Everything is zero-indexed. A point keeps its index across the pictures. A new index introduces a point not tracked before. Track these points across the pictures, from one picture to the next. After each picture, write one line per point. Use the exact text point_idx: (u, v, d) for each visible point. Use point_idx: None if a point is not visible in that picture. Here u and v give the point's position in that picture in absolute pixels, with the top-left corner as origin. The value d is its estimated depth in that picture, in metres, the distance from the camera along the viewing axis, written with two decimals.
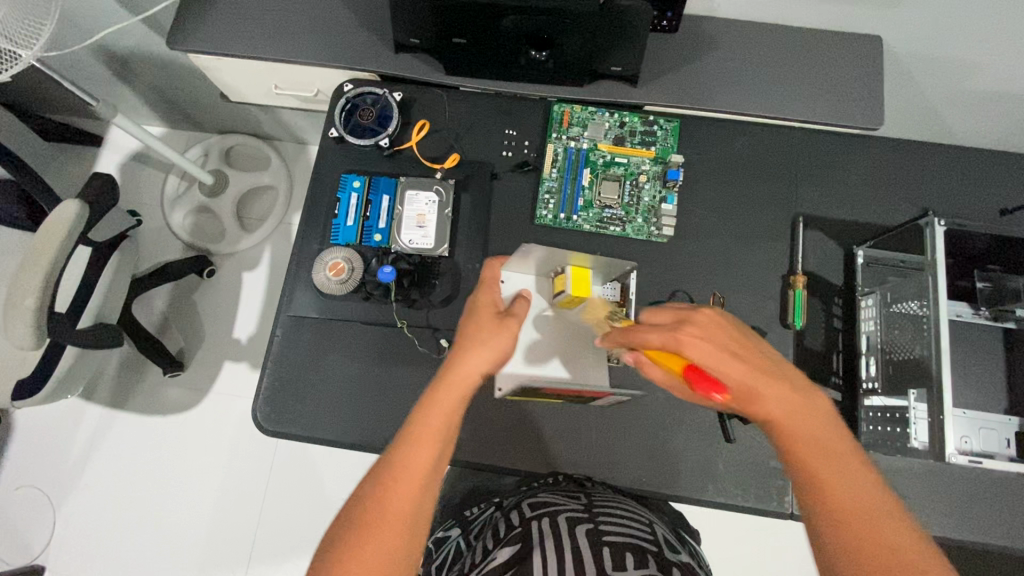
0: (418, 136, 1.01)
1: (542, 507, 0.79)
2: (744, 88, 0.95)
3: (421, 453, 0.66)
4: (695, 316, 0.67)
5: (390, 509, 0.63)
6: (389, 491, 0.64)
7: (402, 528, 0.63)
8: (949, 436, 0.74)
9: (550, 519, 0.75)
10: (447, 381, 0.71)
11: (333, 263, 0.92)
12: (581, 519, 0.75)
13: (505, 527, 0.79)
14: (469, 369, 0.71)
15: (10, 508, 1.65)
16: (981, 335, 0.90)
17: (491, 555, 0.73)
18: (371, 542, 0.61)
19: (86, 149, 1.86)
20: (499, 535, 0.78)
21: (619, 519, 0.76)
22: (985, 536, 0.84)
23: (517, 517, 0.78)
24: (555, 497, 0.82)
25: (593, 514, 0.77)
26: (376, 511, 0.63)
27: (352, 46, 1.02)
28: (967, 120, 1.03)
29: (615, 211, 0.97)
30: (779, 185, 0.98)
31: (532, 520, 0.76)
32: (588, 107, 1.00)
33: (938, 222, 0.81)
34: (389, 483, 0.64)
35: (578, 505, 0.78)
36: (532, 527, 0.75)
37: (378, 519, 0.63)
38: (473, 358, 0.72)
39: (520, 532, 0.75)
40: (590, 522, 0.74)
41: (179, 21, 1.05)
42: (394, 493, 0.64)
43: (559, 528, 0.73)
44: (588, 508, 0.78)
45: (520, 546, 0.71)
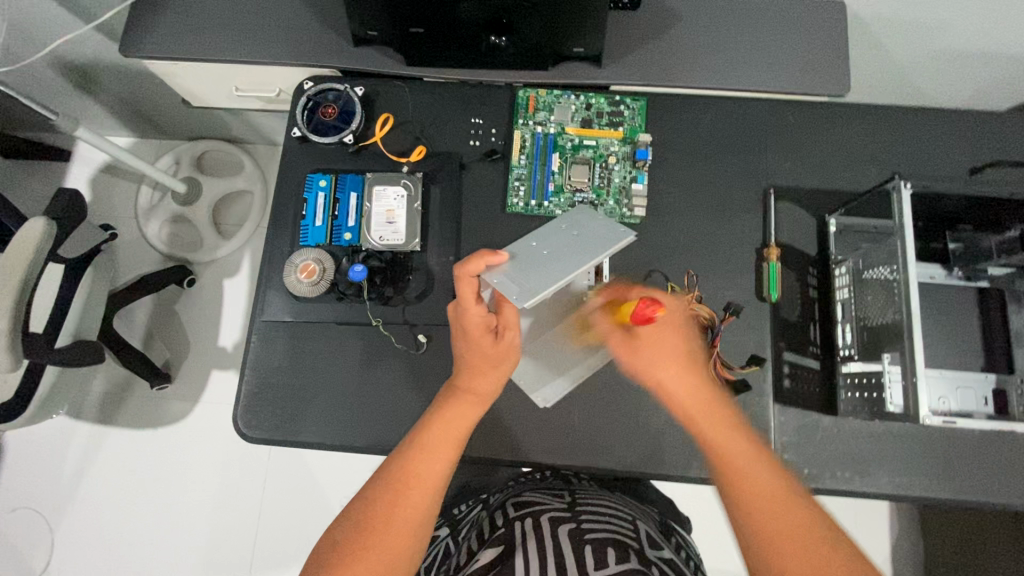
0: (382, 131, 1.00)
1: (526, 506, 0.80)
2: (710, 61, 0.94)
3: (437, 460, 0.68)
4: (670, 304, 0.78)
5: (401, 512, 0.64)
6: (403, 496, 0.65)
7: (412, 531, 0.64)
8: (922, 398, 0.74)
9: (532, 520, 0.76)
10: (460, 397, 0.74)
11: (304, 265, 0.91)
12: (563, 518, 0.76)
13: (490, 527, 0.80)
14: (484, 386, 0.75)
15: (7, 531, 1.65)
16: (955, 295, 0.91)
17: (474, 557, 0.73)
18: (380, 545, 0.62)
19: (54, 165, 1.83)
20: (484, 535, 0.79)
21: (601, 515, 0.77)
22: (969, 494, 0.84)
23: (503, 517, 0.80)
24: (539, 497, 0.83)
25: (574, 512, 0.78)
26: (388, 513, 0.64)
27: (310, 42, 1.00)
28: (935, 78, 1.02)
29: (586, 195, 0.96)
30: (751, 158, 0.97)
31: (515, 520, 0.77)
32: (553, 90, 0.99)
33: (906, 185, 0.80)
34: (401, 489, 0.65)
35: (561, 504, 0.81)
36: (515, 528, 0.75)
37: (391, 523, 0.63)
38: (486, 376, 0.75)
39: (504, 532, 0.76)
40: (573, 519, 0.75)
41: (131, 28, 1.03)
42: (409, 497, 0.65)
43: (541, 528, 0.74)
44: (570, 507, 0.79)
45: (502, 549, 0.72)
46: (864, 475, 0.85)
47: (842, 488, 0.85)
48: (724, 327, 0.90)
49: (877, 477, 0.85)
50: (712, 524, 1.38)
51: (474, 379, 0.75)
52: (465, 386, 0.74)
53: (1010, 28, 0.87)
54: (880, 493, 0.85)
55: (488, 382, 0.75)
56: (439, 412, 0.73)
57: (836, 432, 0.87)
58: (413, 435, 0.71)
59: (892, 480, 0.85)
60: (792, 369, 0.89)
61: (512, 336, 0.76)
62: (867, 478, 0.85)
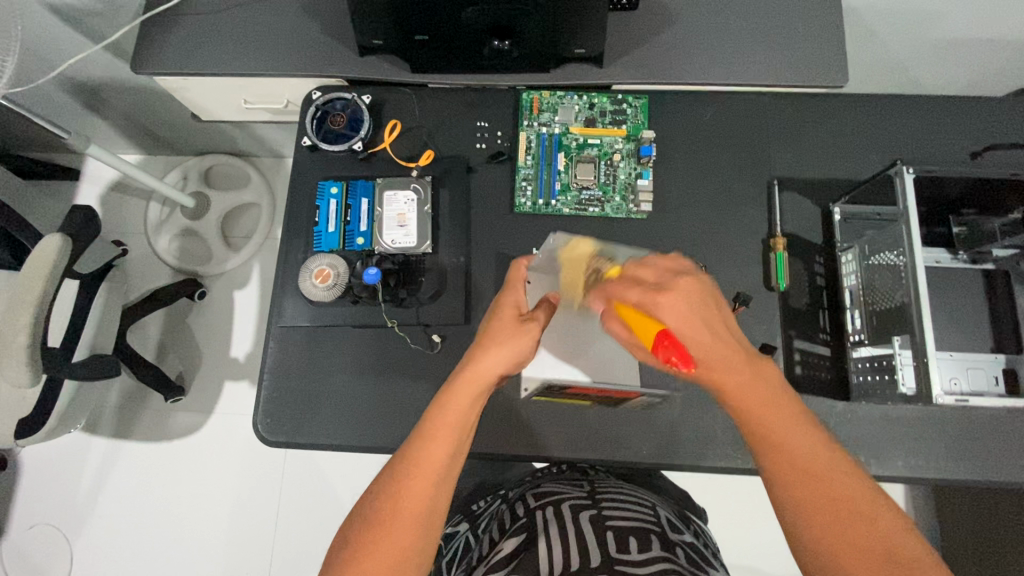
0: (391, 137, 1.02)
1: (546, 496, 0.82)
2: (709, 57, 0.96)
3: (435, 447, 0.68)
4: (674, 279, 0.68)
5: (403, 505, 0.65)
6: (404, 488, 0.66)
7: (417, 523, 0.65)
8: (933, 377, 0.73)
9: (553, 507, 0.77)
10: (462, 377, 0.72)
11: (319, 270, 0.92)
12: (583, 506, 0.77)
13: (510, 518, 0.82)
14: (486, 363, 0.73)
15: (27, 547, 1.66)
16: (962, 278, 0.92)
17: (499, 546, 0.74)
18: (388, 537, 0.64)
19: (64, 184, 1.86)
20: (505, 526, 0.80)
21: (621, 502, 0.79)
22: (984, 473, 0.85)
23: (523, 507, 0.81)
24: (558, 487, 0.85)
25: (595, 500, 0.79)
26: (392, 507, 0.65)
27: (318, 54, 1.03)
28: (930, 65, 1.04)
29: (593, 192, 0.98)
30: (753, 150, 0.99)
31: (536, 509, 0.78)
32: (556, 91, 1.01)
33: (907, 170, 0.80)
34: (401, 481, 0.66)
35: (581, 493, 0.82)
36: (536, 516, 0.76)
37: (395, 517, 0.64)
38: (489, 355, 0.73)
39: (525, 521, 0.77)
40: (593, 507, 0.77)
41: (141, 46, 1.06)
42: (407, 490, 0.66)
43: (562, 514, 0.75)
44: (590, 495, 0.81)
45: (524, 537, 0.73)
46: (880, 458, 0.86)
47: (858, 472, 0.86)
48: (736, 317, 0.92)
49: (892, 460, 0.86)
50: (729, 516, 1.38)
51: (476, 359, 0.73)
52: (468, 365, 0.73)
53: (1001, 13, 0.89)
54: (895, 476, 0.86)
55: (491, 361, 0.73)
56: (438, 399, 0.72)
57: (850, 416, 0.87)
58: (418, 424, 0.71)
59: (907, 462, 0.86)
60: (802, 356, 0.90)
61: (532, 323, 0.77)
62: (883, 460, 0.86)
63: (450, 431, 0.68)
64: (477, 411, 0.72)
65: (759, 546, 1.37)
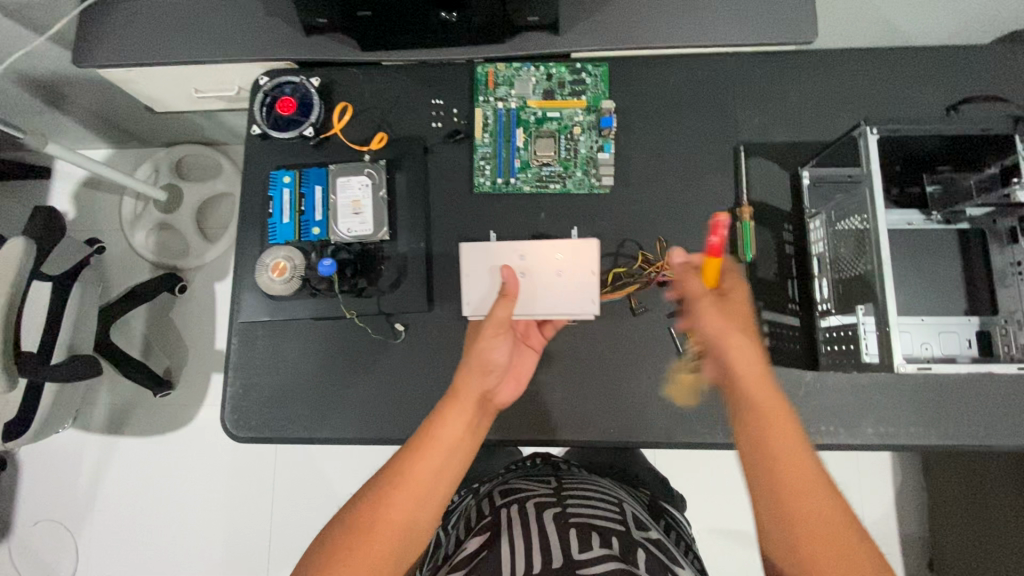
0: (341, 121, 0.98)
1: (512, 494, 0.82)
2: (670, 18, 0.91)
3: (424, 459, 0.69)
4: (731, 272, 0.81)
5: (385, 516, 0.65)
6: (388, 498, 0.66)
7: (398, 535, 0.65)
8: (895, 346, 0.71)
9: (518, 505, 0.78)
10: (453, 395, 0.74)
11: (274, 263, 0.88)
12: (548, 503, 0.77)
13: (477, 517, 0.82)
14: (469, 375, 0.75)
15: (33, 543, 1.70)
16: (935, 240, 0.89)
17: (462, 545, 0.74)
18: (364, 547, 0.64)
19: (35, 183, 1.83)
20: (472, 525, 0.80)
21: (587, 499, 0.79)
22: (956, 438, 0.84)
23: (490, 507, 0.81)
24: (526, 486, 0.85)
25: (560, 498, 0.79)
26: (373, 516, 0.66)
27: (263, 36, 0.99)
28: (907, 14, 0.99)
29: (553, 168, 0.95)
30: (719, 116, 0.94)
31: (502, 508, 0.78)
32: (512, 63, 0.97)
33: (871, 130, 0.77)
34: (387, 492, 0.67)
35: (547, 490, 0.82)
36: (501, 514, 0.77)
37: (377, 522, 0.65)
38: (475, 375, 0.75)
39: (490, 519, 0.77)
40: (557, 505, 0.77)
41: (81, 38, 1.02)
42: (392, 501, 0.66)
43: (526, 511, 0.76)
44: (556, 493, 0.81)
45: (489, 534, 0.73)
46: (850, 426, 0.85)
47: (827, 441, 0.85)
48: None
49: (862, 427, 0.85)
50: (715, 486, 1.39)
51: (463, 377, 0.75)
52: (459, 384, 0.75)
53: None
54: (865, 443, 0.85)
55: (473, 381, 0.75)
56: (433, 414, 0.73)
57: (819, 386, 0.86)
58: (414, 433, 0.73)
59: (877, 429, 0.85)
60: (771, 328, 0.88)
61: (537, 335, 0.89)
62: (853, 429, 0.85)
63: (435, 444, 0.70)
64: (469, 429, 0.73)
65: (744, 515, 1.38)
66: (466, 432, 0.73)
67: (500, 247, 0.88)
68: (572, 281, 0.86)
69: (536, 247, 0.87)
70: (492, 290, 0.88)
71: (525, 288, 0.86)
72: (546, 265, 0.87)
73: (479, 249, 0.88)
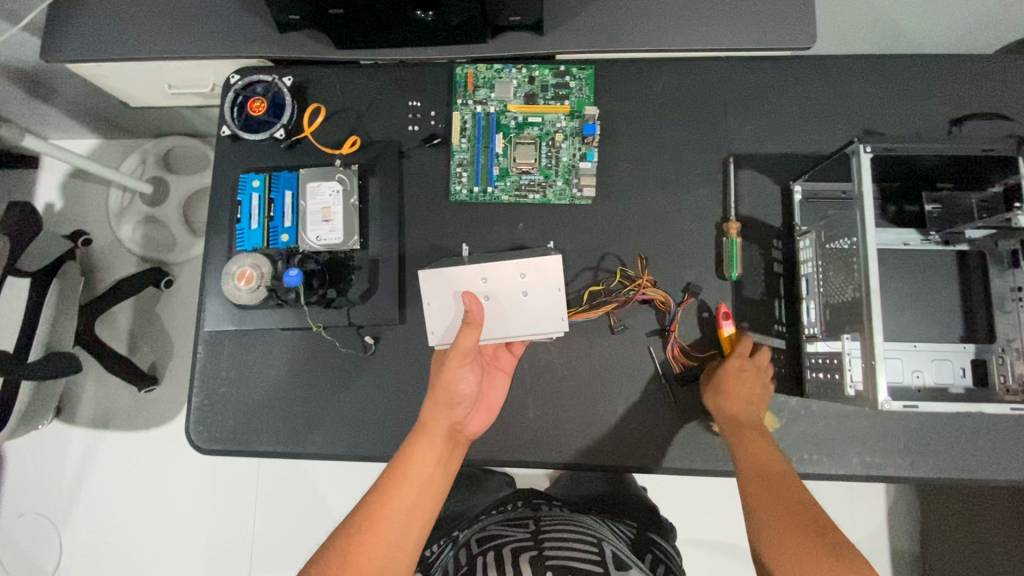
0: (315, 123, 0.95)
1: (489, 540, 0.79)
2: (658, 21, 0.87)
3: (392, 501, 0.68)
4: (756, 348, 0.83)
5: (352, 567, 0.63)
6: (355, 546, 0.64)
7: None
8: (880, 382, 0.66)
9: (494, 552, 0.75)
10: (420, 430, 0.73)
11: (240, 271, 0.84)
12: (526, 548, 0.75)
13: (454, 566, 0.79)
14: (435, 409, 0.74)
15: (18, 536, 1.70)
16: (933, 260, 0.84)
17: None
18: None
19: (23, 174, 1.81)
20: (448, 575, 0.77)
21: (565, 540, 0.76)
22: (946, 471, 0.80)
23: (467, 555, 0.78)
24: (503, 530, 0.82)
25: (538, 541, 0.77)
26: (340, 566, 0.63)
27: (235, 32, 0.95)
28: (912, 20, 0.93)
29: (533, 176, 0.90)
30: (708, 124, 0.90)
31: (478, 556, 0.76)
32: (493, 65, 0.93)
33: (864, 148, 0.72)
34: (354, 538, 0.65)
35: (525, 534, 0.79)
36: (478, 562, 0.74)
37: (344, 574, 0.62)
38: (441, 408, 0.74)
39: (466, 568, 0.74)
40: (534, 548, 0.74)
41: (48, 31, 0.98)
42: (361, 547, 0.64)
43: (503, 558, 0.73)
44: (533, 535, 0.78)
45: None
46: (835, 456, 0.81)
47: (811, 471, 0.81)
48: (685, 310, 0.86)
49: (848, 457, 0.81)
50: None
51: (429, 412, 0.74)
52: (426, 420, 0.73)
53: None
54: (851, 474, 0.81)
55: (441, 414, 0.74)
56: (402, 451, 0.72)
57: (804, 412, 0.82)
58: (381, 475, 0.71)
59: (864, 460, 0.81)
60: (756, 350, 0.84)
61: (507, 356, 0.86)
62: (837, 459, 0.81)
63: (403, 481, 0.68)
64: (438, 465, 0.72)
65: None
66: (434, 467, 0.71)
67: (457, 271, 0.83)
68: (540, 298, 0.82)
69: (497, 267, 0.82)
70: (455, 316, 0.83)
71: (489, 311, 0.82)
72: (508, 284, 0.82)
73: (437, 275, 0.83)
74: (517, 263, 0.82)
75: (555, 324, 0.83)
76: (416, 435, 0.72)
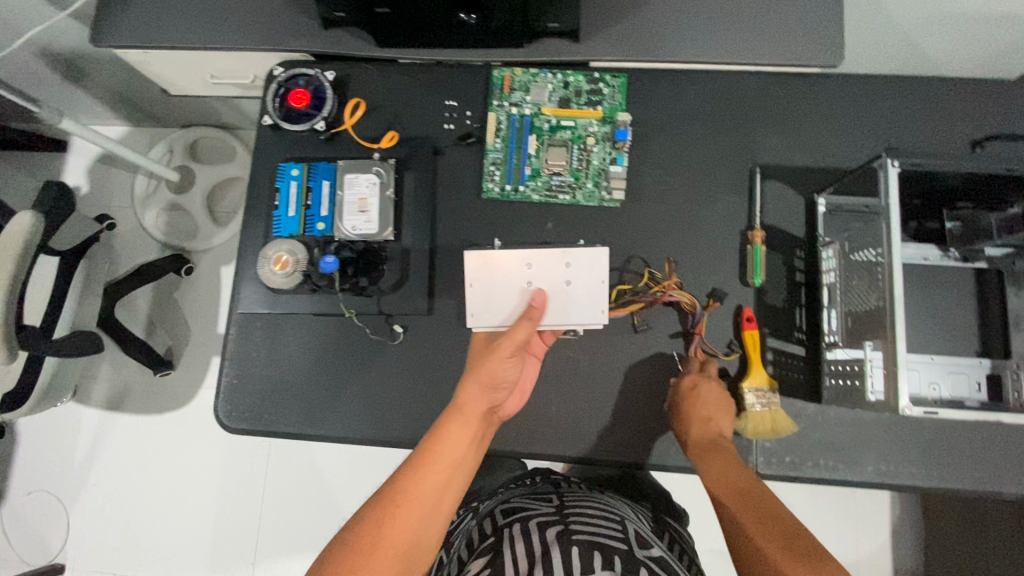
0: (354, 116, 0.97)
1: (515, 512, 0.83)
2: (692, 34, 0.90)
3: (426, 478, 0.70)
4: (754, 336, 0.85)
5: (388, 537, 0.66)
6: (391, 517, 0.67)
7: (401, 553, 0.66)
8: (903, 387, 0.68)
9: (521, 524, 0.78)
10: (453, 411, 0.75)
11: (277, 257, 0.87)
12: (551, 522, 0.78)
13: (480, 536, 0.83)
14: (473, 392, 0.75)
15: (26, 512, 1.71)
16: (951, 276, 0.86)
17: (467, 567, 0.75)
18: (368, 567, 0.64)
19: (52, 156, 1.85)
20: (474, 545, 0.81)
21: (589, 516, 0.79)
22: (958, 482, 0.81)
23: (493, 526, 0.82)
24: (527, 503, 0.86)
25: (563, 515, 0.80)
26: (375, 536, 0.66)
27: (282, 26, 0.98)
28: (937, 45, 0.96)
29: (564, 178, 0.93)
30: (736, 135, 0.92)
31: (504, 527, 0.79)
32: (529, 69, 0.96)
33: (891, 163, 0.74)
34: (389, 510, 0.68)
35: (549, 508, 0.83)
36: (503, 533, 0.78)
37: (379, 543, 0.66)
38: (480, 391, 0.75)
39: (492, 539, 0.78)
40: (560, 523, 0.77)
41: (100, 18, 1.01)
42: (396, 519, 0.67)
43: (529, 530, 0.76)
44: (558, 509, 0.82)
45: (491, 554, 0.74)
46: (851, 463, 0.83)
47: (825, 476, 0.83)
48: (708, 313, 0.88)
49: (863, 464, 0.83)
50: None
51: (467, 393, 0.75)
52: (461, 402, 0.75)
53: None
54: (865, 482, 0.83)
55: (478, 396, 0.75)
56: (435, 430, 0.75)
57: (821, 419, 0.84)
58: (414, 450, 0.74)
59: (879, 468, 0.83)
60: (775, 355, 0.86)
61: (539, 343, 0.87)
62: (852, 466, 0.83)
63: (438, 460, 0.71)
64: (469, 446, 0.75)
65: None
66: (469, 446, 0.74)
67: (503, 254, 0.85)
68: (583, 290, 0.84)
69: (542, 256, 0.84)
70: (496, 301, 0.85)
71: (528, 298, 0.84)
72: (552, 274, 0.84)
73: (482, 257, 0.85)
74: (564, 254, 0.84)
75: (595, 316, 0.85)
76: (451, 415, 0.75)
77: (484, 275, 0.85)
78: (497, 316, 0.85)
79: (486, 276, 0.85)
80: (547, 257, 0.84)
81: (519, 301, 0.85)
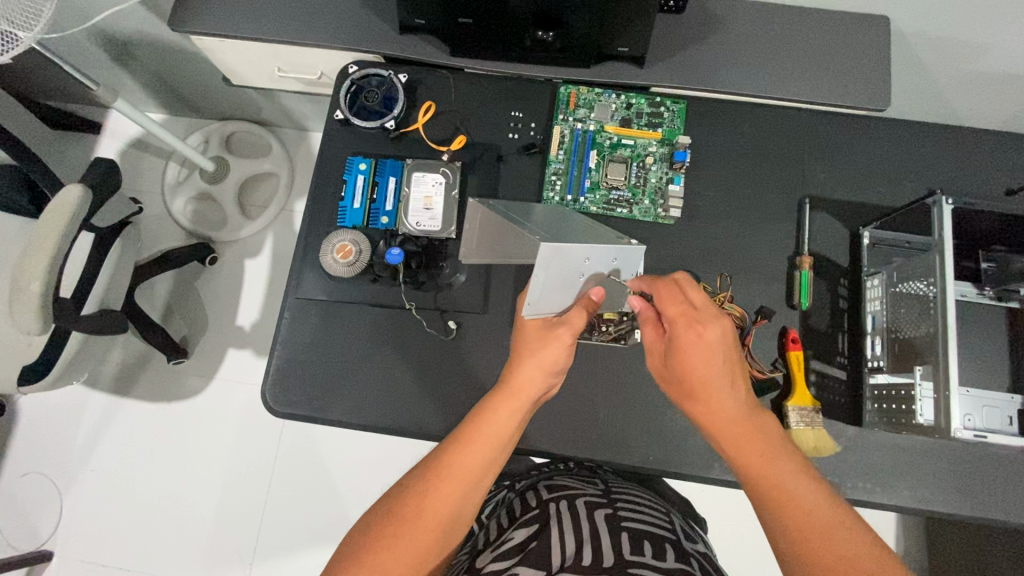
0: (424, 118, 1.01)
1: (559, 490, 0.83)
2: (752, 71, 0.95)
3: (472, 454, 0.70)
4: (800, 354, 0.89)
5: (429, 508, 0.67)
6: (434, 488, 0.68)
7: (441, 525, 0.67)
8: (954, 411, 0.74)
9: (568, 502, 0.79)
10: (505, 389, 0.75)
11: (341, 245, 0.90)
12: (599, 504, 0.79)
13: (521, 506, 0.83)
14: (528, 375, 0.76)
15: (18, 495, 1.66)
16: (985, 314, 0.91)
17: (507, 536, 0.76)
18: (406, 532, 0.65)
19: (85, 137, 1.85)
20: (515, 514, 0.82)
21: (636, 505, 0.80)
22: (988, 512, 0.84)
23: (536, 499, 0.82)
24: (572, 482, 0.86)
25: (610, 500, 0.81)
26: (419, 505, 0.67)
27: (359, 28, 1.01)
28: (972, 103, 1.03)
29: (622, 193, 0.97)
30: (787, 167, 0.98)
31: (549, 501, 0.80)
32: (594, 88, 1.00)
33: (946, 200, 0.81)
34: (432, 483, 0.68)
35: (596, 491, 0.83)
36: (549, 508, 0.78)
37: (420, 510, 0.67)
38: (531, 375, 0.76)
39: (537, 512, 0.78)
40: (609, 506, 0.78)
41: (179, 4, 1.04)
42: (437, 492, 0.68)
43: (577, 508, 0.77)
44: (604, 493, 0.83)
45: (536, 527, 0.75)
46: (886, 487, 0.86)
47: (863, 498, 0.85)
48: (756, 330, 0.91)
49: (899, 489, 0.86)
50: (722, 528, 1.38)
51: (520, 376, 0.76)
52: (511, 383, 0.75)
53: None
54: (900, 506, 0.85)
55: (532, 381, 0.76)
56: (482, 405, 0.75)
57: (860, 441, 0.87)
58: (460, 426, 0.74)
59: (914, 494, 0.85)
60: (818, 377, 0.90)
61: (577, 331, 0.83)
62: (888, 490, 0.85)
63: (483, 438, 0.71)
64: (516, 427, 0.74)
65: (747, 561, 1.37)
66: (515, 430, 0.73)
67: (573, 249, 0.78)
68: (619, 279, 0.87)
69: (603, 250, 0.81)
70: (551, 292, 0.82)
71: (574, 287, 0.84)
72: (601, 264, 0.84)
73: (554, 251, 0.76)
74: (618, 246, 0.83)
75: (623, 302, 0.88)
76: (498, 394, 0.75)
77: (548, 269, 0.79)
78: (545, 304, 0.83)
79: (546, 265, 0.78)
80: (605, 250, 0.81)
81: (567, 290, 0.84)
